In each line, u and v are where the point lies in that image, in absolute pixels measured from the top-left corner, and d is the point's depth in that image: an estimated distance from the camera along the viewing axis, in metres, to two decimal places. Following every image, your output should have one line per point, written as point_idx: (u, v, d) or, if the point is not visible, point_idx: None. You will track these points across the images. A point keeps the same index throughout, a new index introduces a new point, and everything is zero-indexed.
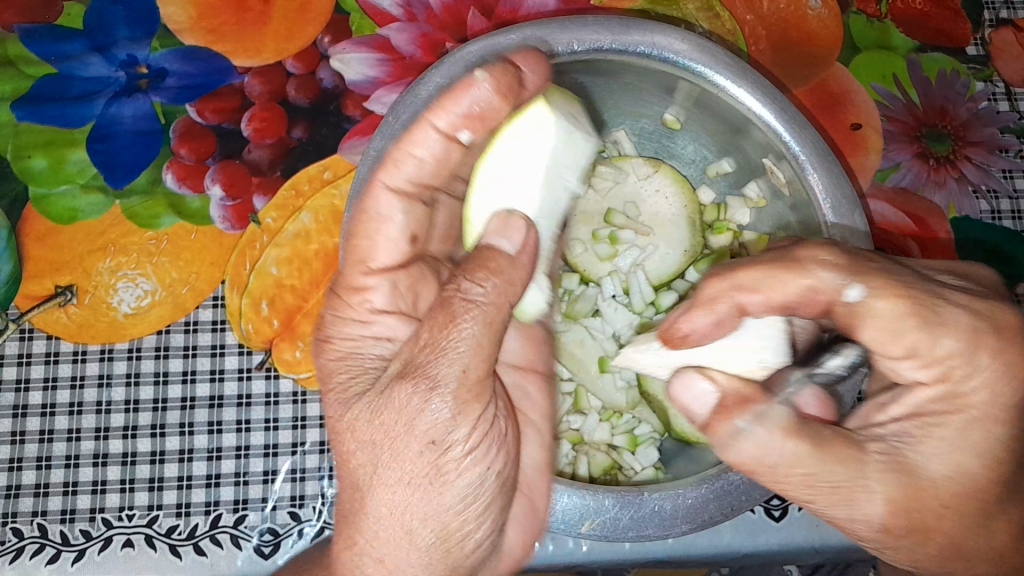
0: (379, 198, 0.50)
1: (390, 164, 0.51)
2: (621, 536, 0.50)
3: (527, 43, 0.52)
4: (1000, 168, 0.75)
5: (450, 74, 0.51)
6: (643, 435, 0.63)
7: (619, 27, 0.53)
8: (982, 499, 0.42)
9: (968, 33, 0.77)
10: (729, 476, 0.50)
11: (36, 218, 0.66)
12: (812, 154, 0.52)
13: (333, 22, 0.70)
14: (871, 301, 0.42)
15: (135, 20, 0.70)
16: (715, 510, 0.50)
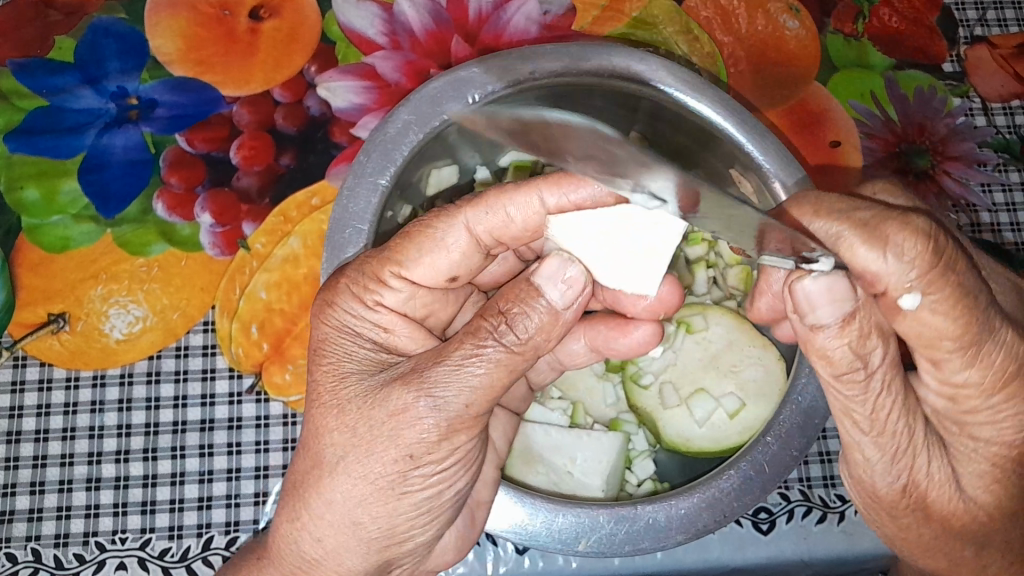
0: (358, 236, 0.52)
1: (363, 203, 0.53)
2: (617, 552, 0.51)
3: (490, 75, 0.54)
4: (978, 182, 0.76)
5: (418, 110, 0.54)
6: (637, 449, 0.63)
7: (578, 53, 0.55)
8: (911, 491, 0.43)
9: (944, 50, 0.79)
10: (720, 484, 0.52)
11: (30, 247, 0.67)
12: (775, 162, 0.54)
13: (320, 52, 0.72)
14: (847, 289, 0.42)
15: (126, 52, 0.72)
16: (709, 518, 0.52)
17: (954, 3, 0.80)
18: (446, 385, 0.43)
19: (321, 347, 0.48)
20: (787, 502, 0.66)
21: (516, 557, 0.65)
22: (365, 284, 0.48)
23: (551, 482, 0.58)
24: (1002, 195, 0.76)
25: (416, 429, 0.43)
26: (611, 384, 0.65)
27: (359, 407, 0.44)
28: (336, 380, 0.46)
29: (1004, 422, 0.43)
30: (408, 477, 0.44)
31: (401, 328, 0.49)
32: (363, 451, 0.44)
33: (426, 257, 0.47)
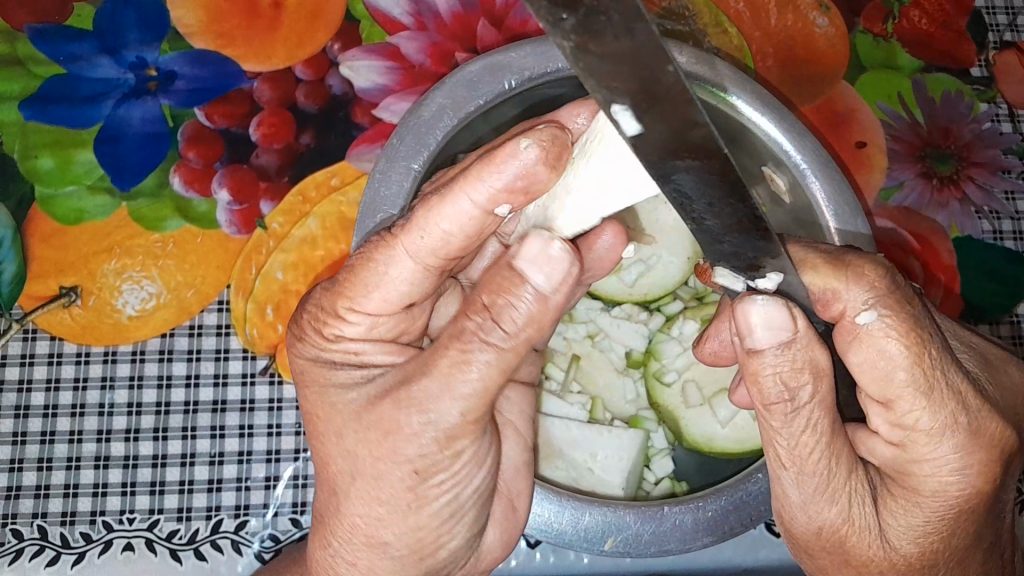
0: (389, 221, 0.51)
1: (396, 187, 0.51)
2: (641, 552, 0.51)
3: (527, 61, 0.53)
4: (1002, 190, 0.75)
5: (453, 93, 0.53)
6: (656, 447, 0.62)
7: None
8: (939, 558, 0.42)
9: (973, 55, 0.78)
10: (746, 486, 0.52)
11: (42, 218, 0.66)
12: (814, 162, 0.53)
13: (344, 30, 0.70)
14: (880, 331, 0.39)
15: (144, 22, 0.70)
16: (736, 522, 0.51)
17: (984, 7, 0.79)
18: (429, 379, 0.41)
19: (301, 377, 0.47)
20: None
21: (528, 550, 0.64)
22: (322, 316, 0.46)
23: (571, 478, 0.57)
24: None
25: (414, 443, 0.42)
26: (631, 379, 0.64)
27: (353, 427, 0.44)
28: (326, 409, 0.45)
29: (943, 475, 0.40)
30: (418, 492, 0.43)
31: (372, 349, 0.46)
32: (358, 465, 0.44)
33: (374, 291, 0.44)
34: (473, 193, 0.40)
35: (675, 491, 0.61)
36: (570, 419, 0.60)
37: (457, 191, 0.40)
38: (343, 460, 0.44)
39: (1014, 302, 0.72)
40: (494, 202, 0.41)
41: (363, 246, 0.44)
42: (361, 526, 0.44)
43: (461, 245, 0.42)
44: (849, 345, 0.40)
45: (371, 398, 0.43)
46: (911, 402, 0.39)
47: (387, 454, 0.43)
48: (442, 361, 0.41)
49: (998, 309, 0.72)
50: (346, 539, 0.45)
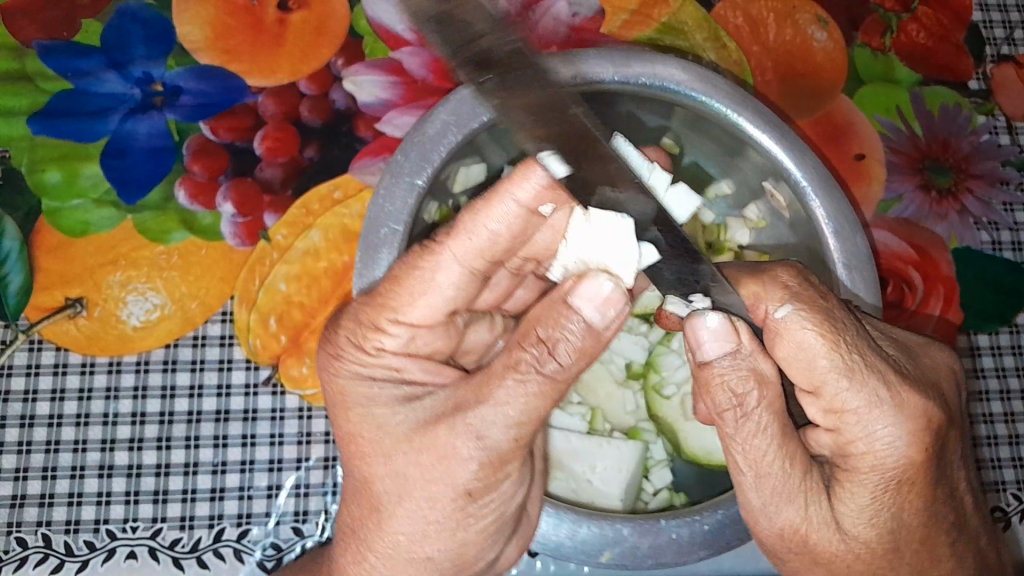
0: (393, 237, 0.52)
1: (398, 204, 0.52)
2: (640, 566, 0.51)
3: None
4: (1000, 201, 0.75)
5: (457, 110, 0.53)
6: (654, 458, 0.63)
7: (620, 60, 0.54)
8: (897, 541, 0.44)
9: (970, 68, 0.79)
10: (743, 499, 0.52)
11: (49, 230, 0.67)
12: (815, 180, 0.54)
13: (347, 45, 0.72)
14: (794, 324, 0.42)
15: (152, 38, 0.71)
16: (733, 537, 0.52)
17: (982, 21, 0.80)
18: (484, 404, 0.43)
19: (341, 401, 0.47)
20: None
21: (528, 560, 0.64)
22: (363, 331, 0.47)
23: (572, 490, 0.57)
24: None
25: (467, 467, 0.44)
26: (631, 391, 0.64)
27: (406, 449, 0.44)
28: (377, 431, 0.45)
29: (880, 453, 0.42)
30: (469, 511, 0.46)
31: (412, 366, 0.47)
32: (409, 486, 0.45)
33: (421, 296, 0.46)
34: (518, 192, 0.45)
35: (673, 501, 0.60)
36: (571, 430, 0.61)
37: (503, 192, 0.45)
38: (387, 484, 0.45)
39: (1013, 312, 0.72)
40: (538, 201, 0.46)
41: (404, 255, 0.46)
42: (405, 545, 0.46)
43: (506, 244, 0.47)
44: (773, 342, 0.43)
45: (422, 420, 0.45)
46: (836, 384, 0.42)
47: (441, 479, 0.44)
48: (498, 388, 0.43)
49: (997, 319, 0.72)
50: (389, 556, 0.47)
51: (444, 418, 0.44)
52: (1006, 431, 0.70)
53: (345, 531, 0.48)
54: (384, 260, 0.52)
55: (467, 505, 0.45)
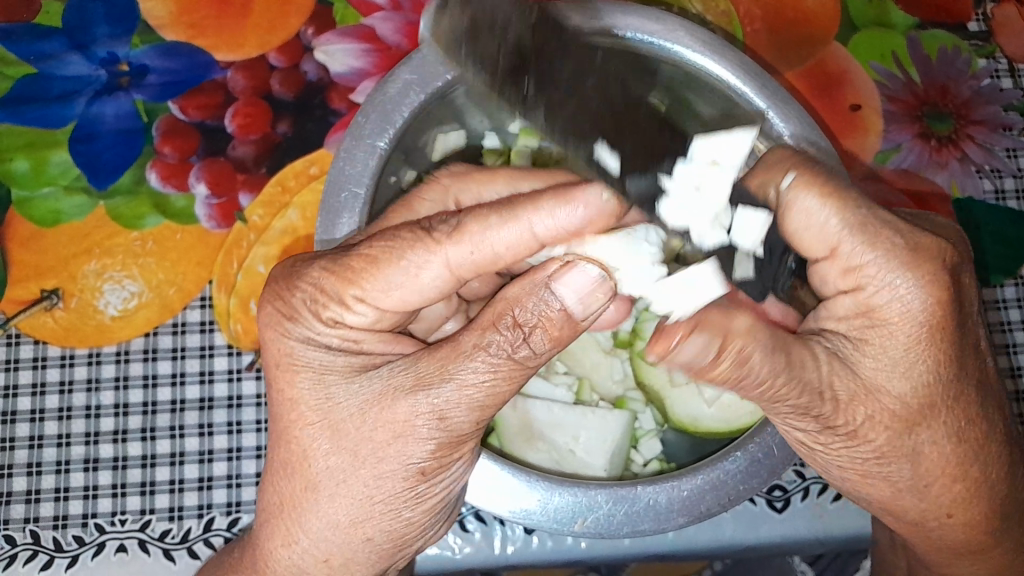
0: (353, 201, 0.50)
1: (359, 166, 0.50)
2: (616, 533, 0.50)
3: None
4: (1003, 147, 0.73)
5: (420, 69, 0.51)
6: (644, 428, 0.61)
7: (593, 11, 0.51)
8: (910, 417, 0.43)
9: (969, 9, 0.75)
10: (724, 464, 0.50)
11: (20, 221, 0.65)
12: (798, 131, 0.51)
13: (317, 14, 0.69)
14: (798, 192, 0.43)
15: (113, 16, 0.69)
16: (712, 501, 0.50)
17: None
18: (446, 384, 0.41)
19: (289, 363, 0.44)
20: (802, 480, 0.64)
21: (524, 536, 0.63)
22: (322, 298, 0.44)
23: (554, 460, 0.56)
24: None
25: (422, 446, 0.42)
26: (619, 359, 0.62)
27: (360, 425, 0.42)
28: (325, 400, 0.43)
29: (891, 351, 0.42)
30: (418, 490, 0.44)
31: (371, 338, 0.44)
32: (358, 460, 0.43)
33: (396, 291, 0.43)
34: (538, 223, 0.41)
35: (665, 471, 0.60)
36: (553, 401, 0.59)
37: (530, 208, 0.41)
38: (333, 460, 0.43)
39: (1018, 264, 0.70)
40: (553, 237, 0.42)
41: (392, 238, 0.43)
42: (343, 525, 0.44)
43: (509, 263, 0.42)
44: (787, 213, 0.44)
45: (377, 391, 0.42)
46: (850, 244, 0.42)
47: (393, 456, 0.42)
48: (462, 367, 0.41)
49: (1000, 270, 0.70)
50: (321, 536, 0.44)
51: (403, 392, 0.42)
52: (1013, 386, 0.68)
53: (270, 506, 0.46)
54: (345, 225, 0.50)
55: (418, 485, 0.43)
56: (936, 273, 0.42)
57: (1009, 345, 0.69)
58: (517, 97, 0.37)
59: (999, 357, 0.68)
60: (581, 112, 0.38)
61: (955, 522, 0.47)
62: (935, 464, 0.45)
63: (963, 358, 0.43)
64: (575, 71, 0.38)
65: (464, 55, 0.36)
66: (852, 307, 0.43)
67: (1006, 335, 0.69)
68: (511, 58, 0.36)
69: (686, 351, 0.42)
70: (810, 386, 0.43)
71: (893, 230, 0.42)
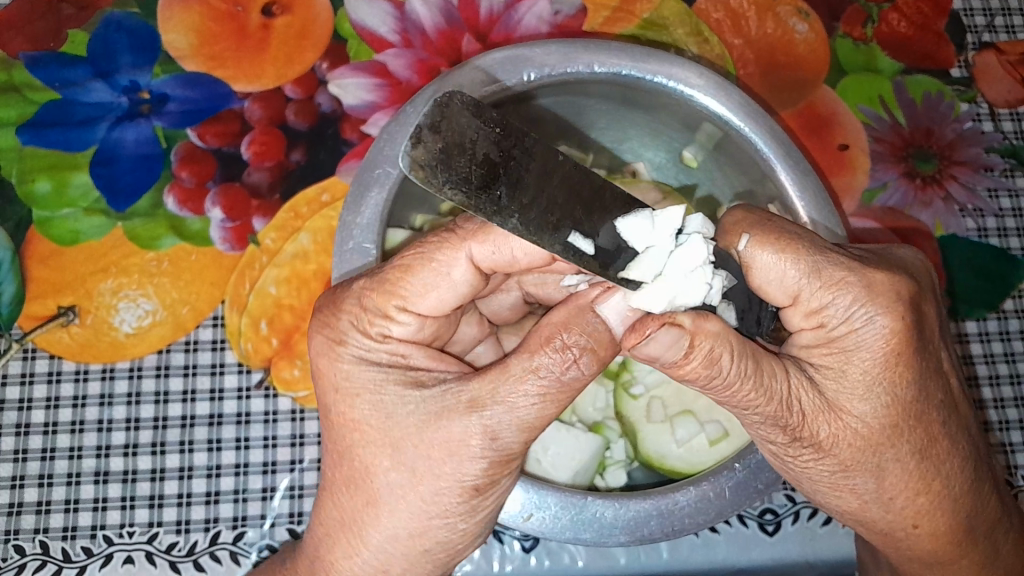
0: (384, 178, 0.53)
1: (399, 149, 0.53)
2: (556, 534, 0.52)
3: (549, 57, 0.54)
4: (985, 187, 0.76)
5: (471, 77, 0.54)
6: (613, 458, 0.64)
7: (640, 54, 0.55)
8: (876, 439, 0.45)
9: (952, 56, 0.79)
10: (675, 496, 0.52)
11: (40, 240, 0.67)
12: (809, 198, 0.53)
13: (331, 49, 0.72)
14: (754, 253, 0.44)
15: (136, 46, 0.72)
16: (654, 526, 0.52)
17: (963, 8, 0.80)
18: (499, 407, 0.43)
19: (346, 384, 0.47)
20: (792, 504, 0.66)
21: (523, 555, 0.65)
22: (366, 318, 0.47)
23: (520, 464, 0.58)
24: (1008, 200, 0.76)
25: (476, 464, 0.44)
26: (604, 388, 0.65)
27: (416, 443, 0.44)
28: (385, 418, 0.45)
29: (854, 378, 0.44)
30: (472, 503, 0.46)
31: (416, 352, 0.47)
32: (416, 477, 0.44)
33: (434, 293, 0.46)
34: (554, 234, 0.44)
35: None
36: None
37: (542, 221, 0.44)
38: (392, 477, 0.45)
39: (999, 298, 0.73)
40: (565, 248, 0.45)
41: (421, 246, 0.46)
42: (394, 533, 0.46)
43: (523, 266, 0.47)
44: (747, 271, 0.45)
45: (433, 411, 0.44)
46: (808, 286, 0.44)
47: (449, 473, 0.44)
48: (514, 390, 0.43)
49: (982, 304, 0.73)
50: (363, 528, 0.46)
51: (458, 411, 0.44)
52: (997, 417, 0.70)
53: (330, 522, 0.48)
54: (370, 201, 0.53)
55: (471, 500, 0.45)
56: (891, 302, 0.44)
57: (992, 376, 0.71)
58: (492, 205, 0.37)
59: (982, 388, 0.71)
60: (550, 207, 0.39)
61: (922, 532, 0.49)
62: (897, 480, 0.47)
63: (923, 384, 0.46)
64: (540, 174, 0.39)
65: (437, 180, 0.35)
66: (813, 339, 0.45)
67: (989, 367, 0.72)
68: (482, 170, 0.37)
69: (655, 346, 0.41)
70: (779, 396, 0.44)
71: (844, 267, 0.44)
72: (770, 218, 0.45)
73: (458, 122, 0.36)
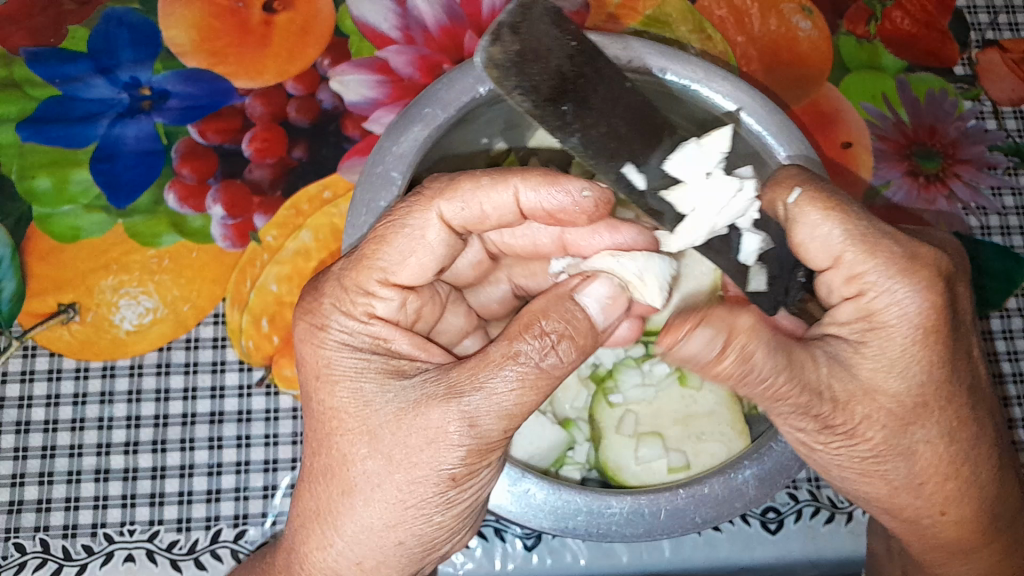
0: (432, 118, 0.51)
1: (459, 92, 0.52)
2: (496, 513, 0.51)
3: (629, 51, 0.53)
4: (989, 185, 0.76)
5: None
6: (572, 458, 0.62)
7: (708, 70, 0.53)
8: (907, 415, 0.45)
9: (956, 53, 0.79)
10: (609, 500, 0.51)
11: (40, 237, 0.67)
12: None
13: (333, 46, 0.72)
14: (805, 207, 0.45)
15: (137, 43, 0.71)
16: (583, 523, 0.51)
17: (966, 6, 0.80)
18: (477, 393, 0.42)
19: (327, 372, 0.46)
20: (796, 502, 0.66)
21: (525, 553, 0.65)
22: (348, 297, 0.47)
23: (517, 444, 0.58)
24: (1012, 198, 0.76)
25: (453, 453, 0.43)
26: (586, 390, 0.64)
27: (394, 430, 0.44)
28: (363, 407, 0.45)
29: (886, 356, 0.45)
30: (450, 496, 0.44)
31: (399, 338, 0.47)
32: (392, 464, 0.44)
33: (413, 257, 0.47)
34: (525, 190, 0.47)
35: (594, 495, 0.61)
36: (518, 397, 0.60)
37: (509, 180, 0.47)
38: (369, 465, 0.44)
39: (1003, 297, 0.73)
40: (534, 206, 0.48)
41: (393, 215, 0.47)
42: (377, 530, 0.45)
43: (491, 224, 0.49)
44: (797, 223, 0.46)
45: (411, 400, 0.44)
46: (855, 258, 0.45)
47: (427, 463, 0.43)
48: (493, 376, 0.42)
49: (986, 303, 0.72)
50: (359, 537, 0.45)
51: (437, 398, 0.43)
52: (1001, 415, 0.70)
53: (307, 515, 0.47)
54: (411, 134, 0.51)
55: (448, 491, 0.44)
56: (930, 278, 0.44)
57: (996, 375, 0.71)
58: (556, 119, 0.44)
59: None
60: (614, 144, 0.46)
61: (948, 520, 0.49)
62: (928, 463, 0.47)
63: (954, 362, 0.46)
64: (606, 109, 0.46)
65: (515, 101, 0.43)
66: (855, 314, 0.46)
67: (992, 366, 0.71)
68: (553, 82, 0.43)
69: (695, 344, 0.43)
70: (810, 385, 0.45)
71: (890, 238, 0.45)
72: (818, 180, 0.47)
73: (539, 44, 0.43)
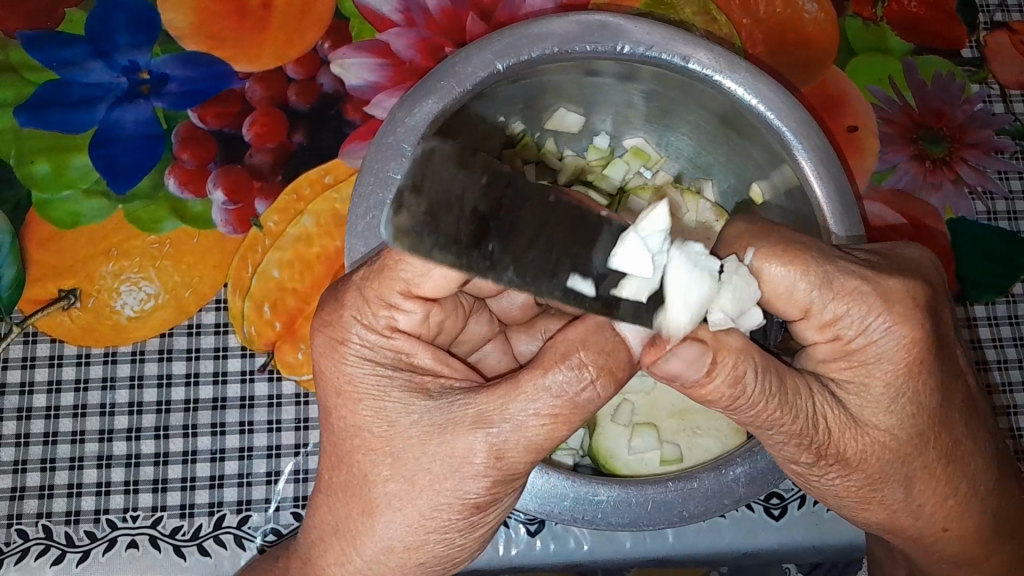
0: (450, 90, 0.50)
1: (473, 69, 0.50)
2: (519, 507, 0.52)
3: (650, 35, 0.52)
4: (996, 169, 0.75)
5: (569, 27, 0.51)
6: (567, 445, 0.62)
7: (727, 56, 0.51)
8: (903, 446, 0.45)
9: (964, 36, 0.78)
10: (597, 489, 0.51)
11: (40, 223, 0.67)
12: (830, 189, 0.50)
13: (333, 28, 0.71)
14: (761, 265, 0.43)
15: (134, 26, 0.71)
16: (568, 511, 0.51)
17: None
18: (505, 424, 0.42)
19: (350, 389, 0.45)
20: (798, 489, 0.66)
21: (528, 539, 0.65)
22: (370, 309, 0.45)
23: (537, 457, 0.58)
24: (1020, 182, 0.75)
25: (477, 482, 0.43)
26: None
27: (421, 450, 0.43)
28: (387, 428, 0.44)
29: (874, 391, 0.44)
30: (471, 521, 0.45)
31: (423, 353, 0.46)
32: (415, 488, 0.43)
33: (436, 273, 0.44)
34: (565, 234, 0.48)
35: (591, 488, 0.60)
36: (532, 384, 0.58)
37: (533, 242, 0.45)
38: (391, 487, 0.44)
39: (1009, 282, 0.72)
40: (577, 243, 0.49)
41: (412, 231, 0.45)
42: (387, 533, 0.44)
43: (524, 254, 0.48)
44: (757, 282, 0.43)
45: (438, 422, 0.43)
46: (821, 305, 0.43)
47: (448, 488, 0.43)
48: (521, 406, 0.41)
49: (993, 288, 0.72)
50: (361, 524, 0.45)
51: (463, 426, 0.42)
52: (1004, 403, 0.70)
53: (325, 527, 0.47)
54: (424, 108, 0.49)
55: (471, 517, 0.44)
56: (910, 313, 0.43)
57: (1000, 361, 0.71)
58: (485, 261, 0.35)
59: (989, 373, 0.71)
60: (548, 255, 0.38)
61: (951, 536, 0.50)
62: (926, 489, 0.47)
63: (949, 389, 0.45)
64: (534, 223, 0.37)
65: (422, 246, 0.34)
66: (830, 353, 0.44)
67: (996, 352, 0.71)
68: (472, 226, 0.35)
69: (678, 361, 0.41)
70: (804, 414, 0.44)
71: (857, 277, 0.43)
72: (773, 229, 0.44)
73: (440, 180, 0.34)
